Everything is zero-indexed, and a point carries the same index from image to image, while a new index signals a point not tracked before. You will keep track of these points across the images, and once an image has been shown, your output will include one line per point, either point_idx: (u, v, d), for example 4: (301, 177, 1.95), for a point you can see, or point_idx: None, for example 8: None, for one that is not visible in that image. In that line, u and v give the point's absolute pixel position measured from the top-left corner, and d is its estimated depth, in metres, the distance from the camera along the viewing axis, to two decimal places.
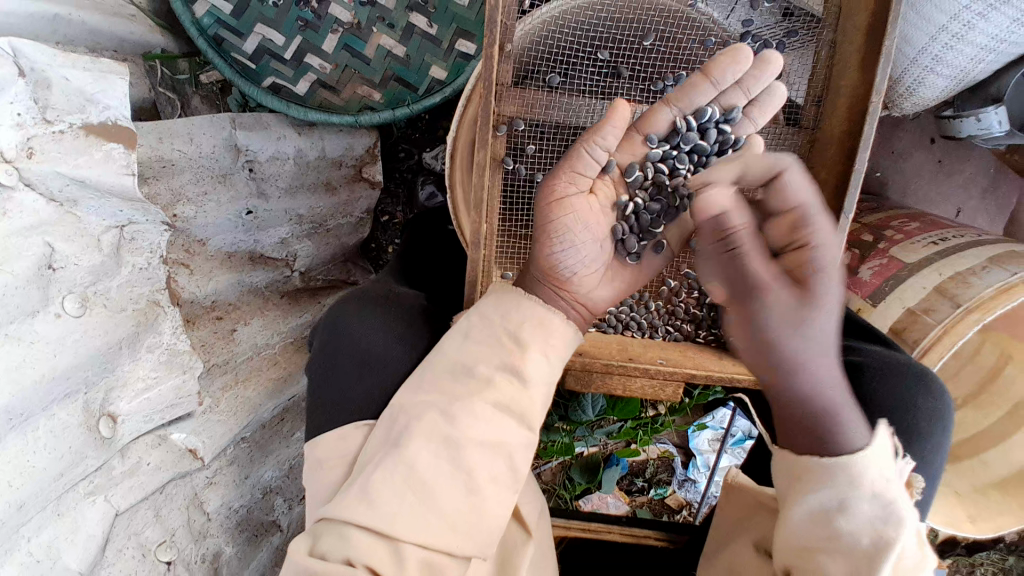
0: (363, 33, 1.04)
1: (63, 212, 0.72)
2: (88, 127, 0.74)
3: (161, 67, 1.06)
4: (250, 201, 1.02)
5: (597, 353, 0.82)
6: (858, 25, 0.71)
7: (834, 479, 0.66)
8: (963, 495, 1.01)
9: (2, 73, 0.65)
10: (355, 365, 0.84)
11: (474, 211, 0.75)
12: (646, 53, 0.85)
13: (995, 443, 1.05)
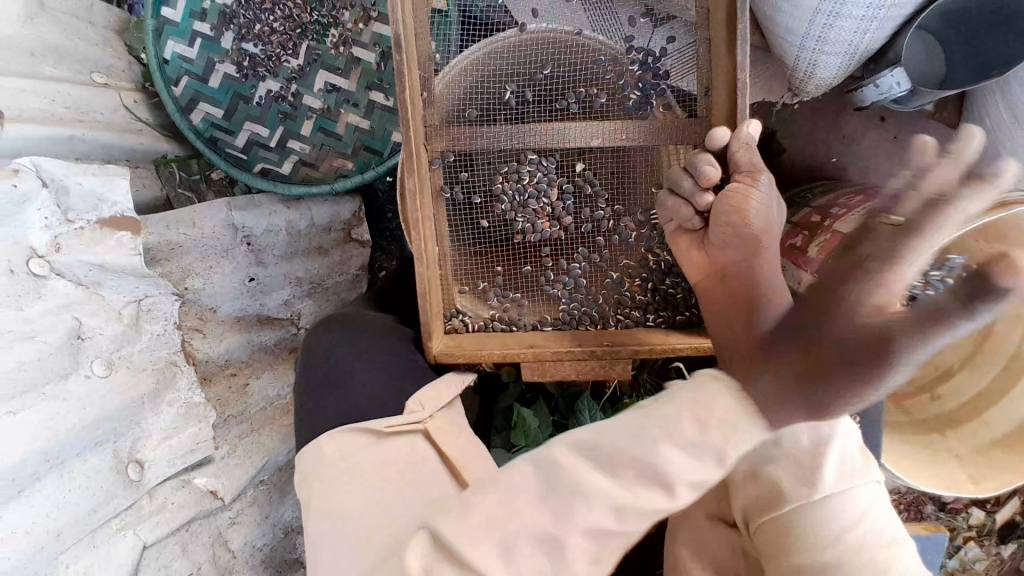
0: (333, 115, 1.22)
1: (88, 293, 0.89)
2: (103, 222, 0.92)
3: (178, 169, 1.30)
4: (251, 270, 1.18)
5: (546, 345, 0.94)
6: (719, 20, 0.84)
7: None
8: (962, 457, 1.00)
9: (28, 186, 0.82)
10: (327, 382, 0.98)
11: (412, 233, 0.88)
12: (549, 80, 1.02)
13: (994, 402, 1.01)
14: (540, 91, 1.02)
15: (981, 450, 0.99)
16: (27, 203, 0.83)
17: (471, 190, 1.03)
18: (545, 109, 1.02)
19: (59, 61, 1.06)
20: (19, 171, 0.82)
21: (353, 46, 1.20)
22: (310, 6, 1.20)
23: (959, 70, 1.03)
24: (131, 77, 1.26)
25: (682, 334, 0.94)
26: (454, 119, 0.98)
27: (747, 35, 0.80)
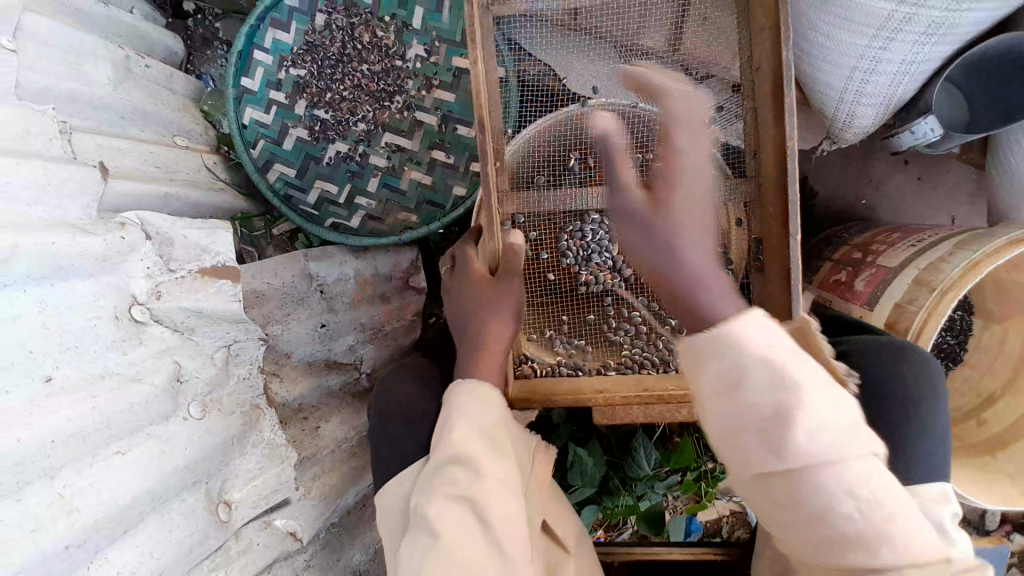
0: (397, 173, 1.32)
1: (184, 338, 0.95)
2: (202, 271, 0.98)
3: (241, 227, 1.34)
4: (322, 317, 1.23)
5: (613, 390, 0.97)
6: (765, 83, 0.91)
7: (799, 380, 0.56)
8: (1017, 475, 1.04)
9: (133, 239, 0.89)
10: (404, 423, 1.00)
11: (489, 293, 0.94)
12: None
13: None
14: (599, 157, 1.12)
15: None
16: (134, 253, 0.89)
17: (537, 247, 1.12)
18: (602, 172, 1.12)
19: (145, 124, 1.16)
20: (126, 224, 0.89)
21: (416, 110, 1.30)
22: (378, 75, 1.29)
23: (985, 116, 1.13)
24: (205, 139, 1.33)
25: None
26: (523, 183, 1.09)
27: (793, 108, 0.86)
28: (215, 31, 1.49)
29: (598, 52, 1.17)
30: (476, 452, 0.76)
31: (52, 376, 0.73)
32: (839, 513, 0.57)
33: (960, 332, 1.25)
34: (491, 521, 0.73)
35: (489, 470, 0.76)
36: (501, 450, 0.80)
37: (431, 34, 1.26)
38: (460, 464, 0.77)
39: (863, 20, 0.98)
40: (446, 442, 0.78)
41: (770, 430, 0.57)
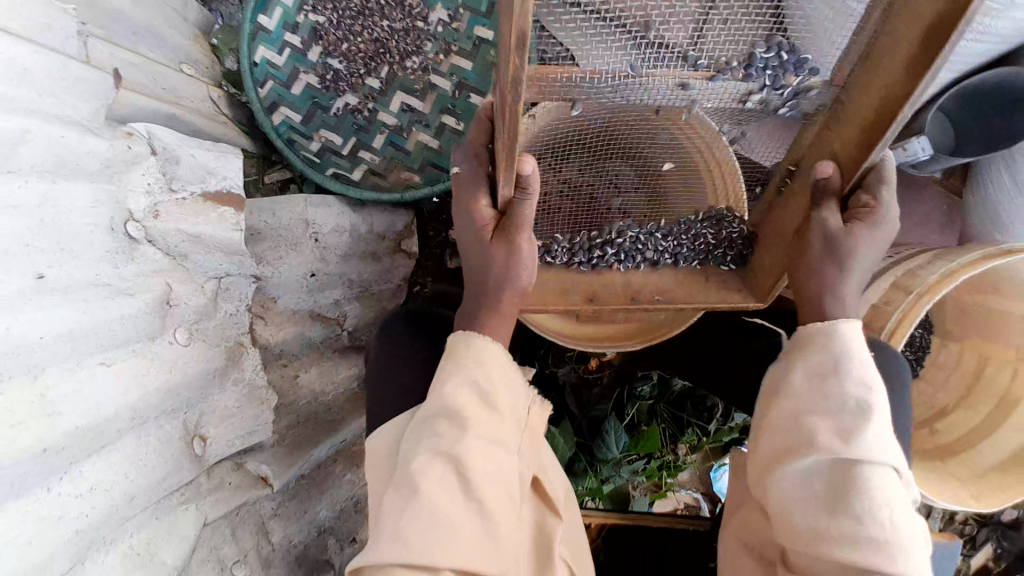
0: (405, 133, 1.32)
1: (175, 263, 0.90)
2: (205, 195, 0.94)
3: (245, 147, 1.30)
4: (313, 265, 1.19)
5: (606, 300, 1.12)
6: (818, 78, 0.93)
7: (881, 405, 0.76)
8: (966, 480, 1.18)
9: (140, 150, 0.85)
10: (405, 364, 1.07)
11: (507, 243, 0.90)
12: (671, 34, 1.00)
13: (988, 433, 1.23)
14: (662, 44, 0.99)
15: (983, 475, 1.18)
16: (136, 165, 0.85)
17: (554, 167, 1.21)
18: (672, 59, 0.99)
19: (153, 44, 1.09)
20: (133, 134, 0.85)
21: (431, 73, 1.29)
22: (398, 33, 1.27)
23: (967, 142, 1.25)
24: (211, 72, 1.27)
25: (732, 288, 1.13)
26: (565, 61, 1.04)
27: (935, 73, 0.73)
28: None
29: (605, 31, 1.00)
30: (463, 403, 0.76)
31: (44, 275, 0.68)
32: (882, 516, 0.71)
33: (918, 349, 1.39)
34: (473, 477, 0.72)
35: (476, 426, 0.75)
36: (491, 412, 0.78)
37: (457, 1, 1.25)
38: (445, 416, 0.76)
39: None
40: (436, 395, 0.78)
41: (810, 443, 0.76)
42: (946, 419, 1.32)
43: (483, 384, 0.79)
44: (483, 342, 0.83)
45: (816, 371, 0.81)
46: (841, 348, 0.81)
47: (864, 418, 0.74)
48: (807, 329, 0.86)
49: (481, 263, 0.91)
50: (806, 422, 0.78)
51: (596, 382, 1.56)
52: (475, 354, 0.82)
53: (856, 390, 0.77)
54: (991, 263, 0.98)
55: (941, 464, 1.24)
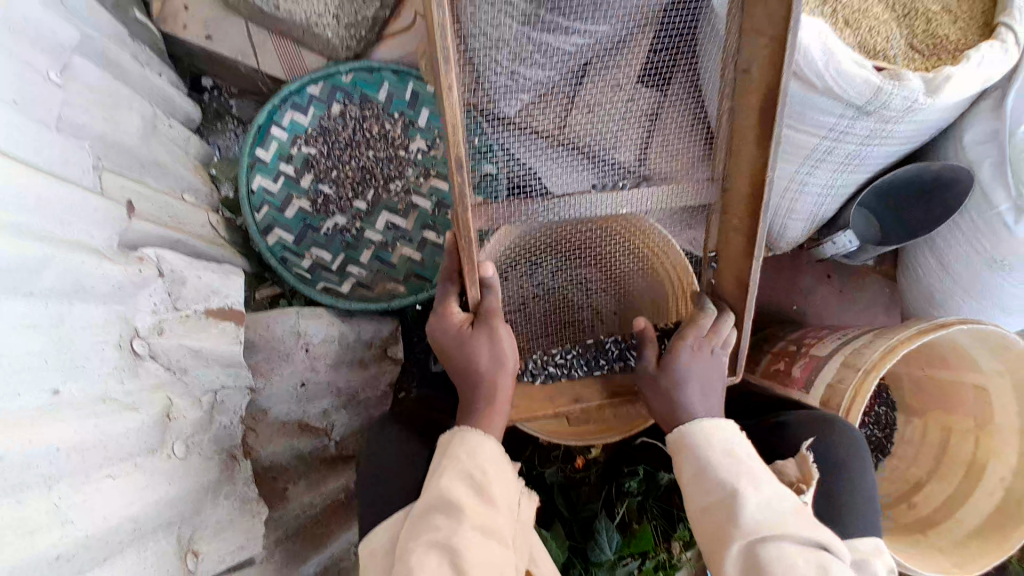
0: (390, 248, 1.44)
1: (174, 377, 0.93)
2: (208, 312, 1.01)
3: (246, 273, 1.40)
4: (304, 375, 1.23)
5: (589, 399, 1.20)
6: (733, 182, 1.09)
7: (752, 486, 0.85)
8: (948, 549, 1.22)
9: (150, 272, 0.92)
10: (399, 463, 1.10)
11: (487, 335, 0.98)
12: (619, 154, 1.17)
13: (965, 498, 1.29)
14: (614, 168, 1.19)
15: (962, 543, 1.23)
16: (145, 288, 0.91)
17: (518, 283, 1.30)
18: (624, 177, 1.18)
19: (159, 177, 1.19)
20: (144, 259, 0.92)
21: (413, 194, 1.43)
22: (382, 161, 1.43)
23: (891, 234, 1.40)
24: (210, 200, 1.38)
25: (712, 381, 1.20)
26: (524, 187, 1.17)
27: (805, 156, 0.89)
28: (227, 106, 1.57)
29: (562, 152, 1.20)
30: (456, 493, 0.80)
31: (59, 390, 0.72)
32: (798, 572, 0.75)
33: (886, 426, 1.55)
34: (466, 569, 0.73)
35: (471, 517, 0.79)
36: (489, 503, 0.82)
37: (434, 133, 1.43)
38: (443, 510, 0.80)
39: (814, 124, 1.11)
40: (433, 489, 0.82)
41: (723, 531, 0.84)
42: (921, 491, 1.39)
43: (478, 477, 0.83)
44: (477, 437, 0.89)
45: (697, 468, 0.91)
46: (703, 437, 0.94)
47: (737, 499, 0.84)
48: (679, 431, 0.96)
49: (467, 358, 0.97)
50: (715, 512, 0.86)
51: (583, 482, 1.59)
52: (470, 446, 0.87)
53: (729, 476, 0.87)
54: (921, 339, 1.10)
55: (925, 536, 1.28)
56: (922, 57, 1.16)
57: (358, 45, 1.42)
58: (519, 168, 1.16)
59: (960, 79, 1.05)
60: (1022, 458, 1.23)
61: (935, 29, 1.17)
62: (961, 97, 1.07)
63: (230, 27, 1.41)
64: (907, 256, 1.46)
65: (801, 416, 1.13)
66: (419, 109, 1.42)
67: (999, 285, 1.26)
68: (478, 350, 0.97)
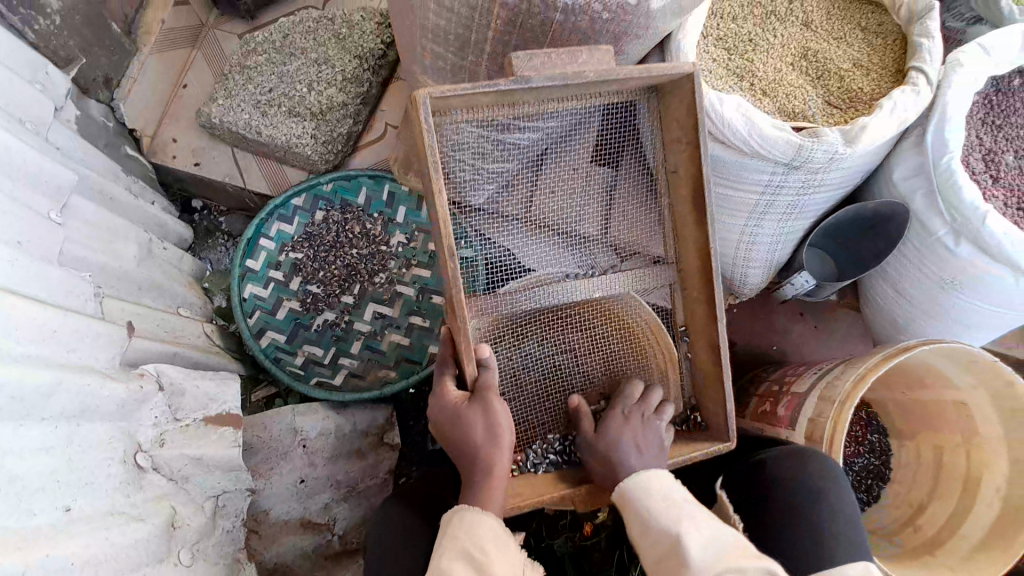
0: (378, 336, 1.50)
1: (177, 487, 0.97)
2: (206, 419, 1.05)
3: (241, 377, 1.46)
4: (303, 472, 1.27)
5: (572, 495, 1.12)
6: (688, 241, 1.18)
7: (695, 528, 0.84)
8: (957, 566, 1.23)
9: (150, 387, 0.97)
10: (398, 547, 1.10)
11: (478, 413, 0.99)
12: (587, 231, 1.30)
13: (966, 515, 1.30)
14: (585, 242, 1.30)
15: (970, 557, 1.24)
16: (145, 402, 0.96)
17: (509, 357, 1.25)
18: (599, 255, 1.30)
19: (155, 296, 1.26)
20: (145, 374, 0.99)
21: (396, 284, 1.52)
22: (365, 258, 1.53)
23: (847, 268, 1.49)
24: (204, 311, 1.45)
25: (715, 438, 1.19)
26: (507, 270, 1.28)
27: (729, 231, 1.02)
28: (217, 223, 1.69)
29: (540, 231, 1.28)
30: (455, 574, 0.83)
31: (71, 507, 0.76)
32: None
33: (881, 453, 1.59)
34: None
35: None
36: None
37: (412, 227, 1.55)
38: None
39: (751, 183, 1.22)
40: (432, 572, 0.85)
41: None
42: (925, 513, 1.40)
43: (478, 555, 0.85)
44: (476, 514, 0.91)
45: (640, 524, 0.89)
46: (639, 487, 0.92)
47: (682, 544, 0.82)
48: (619, 489, 0.93)
49: (463, 435, 0.98)
50: (668, 564, 0.83)
51: (593, 548, 1.52)
52: (467, 524, 0.89)
53: (670, 523, 0.85)
54: (886, 364, 1.16)
55: (933, 558, 1.28)
56: (841, 109, 1.27)
57: (335, 157, 1.52)
58: (496, 254, 1.27)
59: (875, 128, 1.13)
60: (1012, 467, 1.26)
61: (849, 85, 1.29)
62: (881, 141, 1.15)
63: (217, 155, 1.55)
64: (863, 288, 1.55)
65: (779, 452, 1.19)
66: (396, 208, 1.55)
67: (957, 303, 1.31)
68: (472, 426, 0.98)
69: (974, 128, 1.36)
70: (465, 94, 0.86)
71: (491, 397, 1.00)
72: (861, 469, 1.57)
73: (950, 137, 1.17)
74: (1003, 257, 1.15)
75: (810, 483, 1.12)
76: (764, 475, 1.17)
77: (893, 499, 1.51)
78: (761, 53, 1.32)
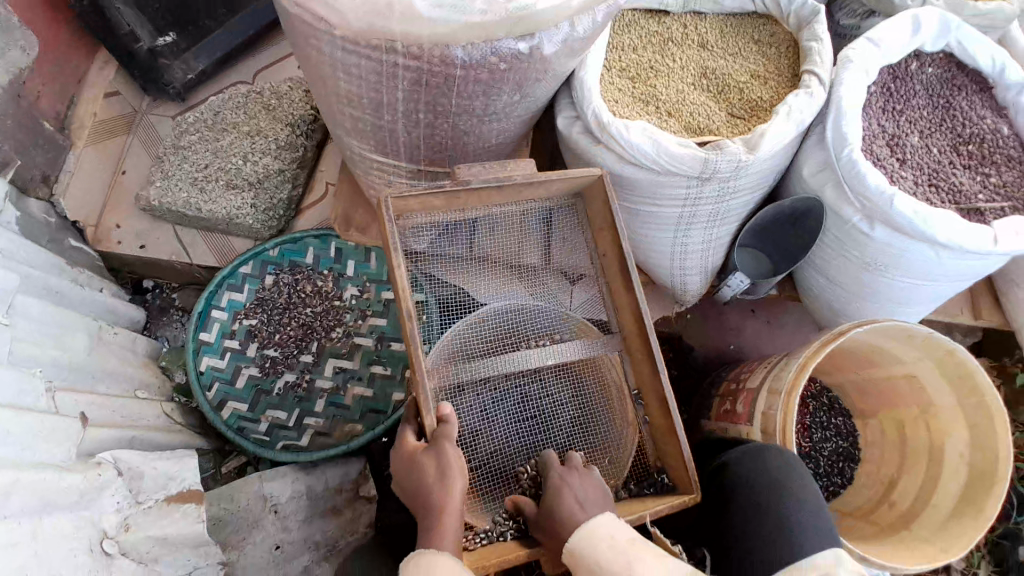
0: (342, 390, 1.51)
1: (146, 572, 0.96)
2: (168, 498, 1.05)
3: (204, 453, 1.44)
4: (277, 538, 1.28)
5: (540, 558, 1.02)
6: (612, 265, 1.22)
7: (643, 565, 0.84)
8: (932, 537, 1.25)
9: (108, 472, 0.97)
10: None
11: (429, 458, 1.00)
12: (530, 267, 1.38)
13: (935, 487, 1.34)
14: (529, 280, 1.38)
15: (945, 526, 1.26)
16: (105, 489, 0.95)
17: (468, 414, 1.19)
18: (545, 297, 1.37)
19: (111, 382, 1.27)
20: (103, 462, 0.98)
21: (354, 336, 1.55)
22: (320, 315, 1.56)
23: (781, 263, 1.55)
24: (162, 390, 1.45)
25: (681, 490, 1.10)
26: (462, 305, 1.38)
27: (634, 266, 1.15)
28: (171, 300, 1.70)
29: (486, 267, 1.38)
30: None
31: None
32: None
33: (849, 434, 1.64)
34: None
35: None
36: None
37: (363, 278, 1.59)
38: None
39: (670, 198, 1.29)
40: None
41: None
42: (897, 488, 1.44)
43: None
44: (431, 557, 0.92)
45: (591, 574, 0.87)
46: (584, 540, 0.89)
47: None
48: (567, 549, 0.90)
49: (416, 481, 1.00)
50: None
51: None
52: (425, 569, 0.90)
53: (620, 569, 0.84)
54: (822, 352, 1.22)
55: (909, 532, 1.31)
56: (745, 118, 1.36)
57: (278, 223, 1.55)
58: (447, 292, 1.36)
59: (772, 134, 1.22)
60: (966, 432, 1.31)
61: (749, 95, 1.39)
62: (781, 143, 1.24)
63: (160, 234, 1.58)
64: (795, 281, 1.63)
65: (741, 453, 1.23)
66: (345, 262, 1.59)
67: (886, 283, 1.39)
68: (424, 471, 1.00)
69: (874, 117, 1.41)
70: (418, 195, 1.08)
71: (444, 446, 1.00)
72: (832, 453, 1.62)
73: (847, 130, 1.26)
74: (914, 234, 1.23)
75: (766, 478, 1.15)
76: (731, 476, 1.20)
77: (864, 479, 1.56)
78: (663, 78, 1.41)
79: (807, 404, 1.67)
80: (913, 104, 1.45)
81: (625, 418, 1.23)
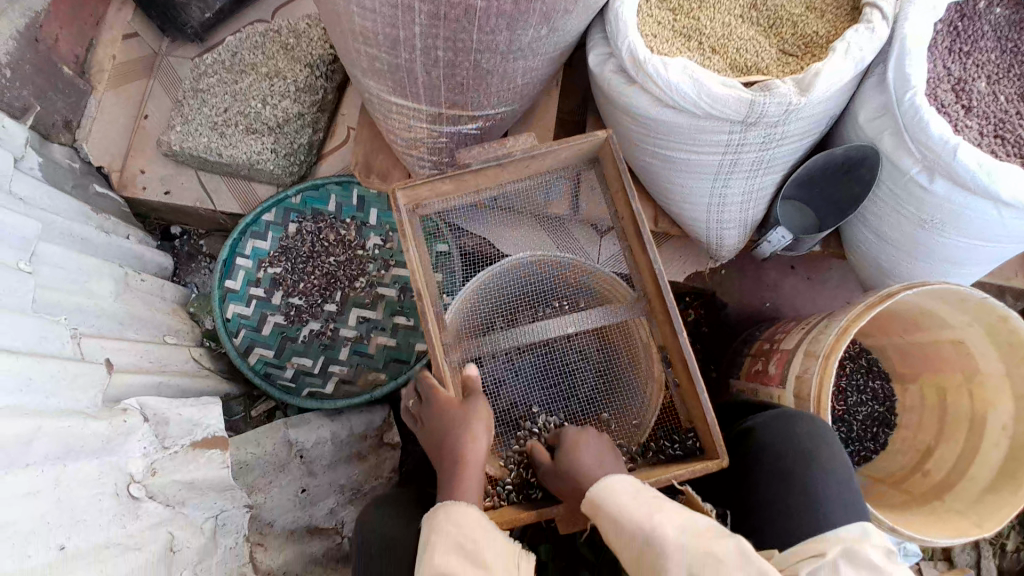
0: (365, 340, 1.51)
1: (174, 512, 0.98)
2: (193, 443, 1.06)
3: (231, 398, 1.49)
4: (302, 482, 1.31)
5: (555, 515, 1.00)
6: (627, 224, 1.11)
7: (662, 512, 0.79)
8: (966, 510, 1.20)
9: (134, 420, 0.99)
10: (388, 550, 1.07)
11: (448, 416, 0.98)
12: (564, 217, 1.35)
13: (973, 458, 1.27)
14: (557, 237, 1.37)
15: (981, 499, 1.20)
16: (132, 434, 0.97)
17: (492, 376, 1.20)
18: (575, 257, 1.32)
19: (139, 327, 1.29)
20: (128, 409, 1.00)
21: (377, 287, 1.53)
22: (343, 264, 1.54)
23: (828, 218, 1.45)
24: (192, 335, 1.48)
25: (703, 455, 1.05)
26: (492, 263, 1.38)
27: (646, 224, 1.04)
28: (198, 246, 1.71)
29: (518, 220, 1.34)
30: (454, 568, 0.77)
31: (65, 545, 0.79)
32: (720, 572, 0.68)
33: (885, 399, 1.57)
34: None
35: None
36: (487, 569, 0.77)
37: (386, 227, 1.56)
38: None
39: (710, 145, 1.20)
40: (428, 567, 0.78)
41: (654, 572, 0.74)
42: (933, 457, 1.38)
43: (468, 546, 0.80)
44: (460, 507, 0.86)
45: (613, 528, 0.82)
46: (607, 494, 0.86)
47: (653, 530, 0.77)
48: (589, 500, 0.88)
49: (445, 431, 0.97)
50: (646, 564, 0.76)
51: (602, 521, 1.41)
52: (454, 518, 0.84)
53: (639, 516, 0.80)
54: (869, 314, 1.14)
55: (942, 502, 1.26)
56: (797, 55, 1.23)
57: (299, 169, 1.51)
58: (472, 240, 1.36)
59: (827, 73, 1.10)
60: (1016, 405, 1.23)
61: (804, 29, 1.25)
62: (841, 81, 1.12)
63: (184, 180, 1.57)
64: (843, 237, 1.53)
65: (767, 418, 1.18)
66: (368, 211, 1.56)
67: (940, 242, 1.28)
68: (454, 419, 0.98)
69: (940, 57, 1.28)
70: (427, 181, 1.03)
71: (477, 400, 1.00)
72: (866, 418, 1.56)
73: (912, 71, 1.12)
74: (978, 189, 1.11)
75: (796, 448, 1.10)
76: (754, 441, 1.16)
77: (898, 444, 1.50)
78: (708, 8, 1.28)
79: (844, 366, 1.60)
80: (981, 46, 1.31)
81: (655, 379, 1.15)
